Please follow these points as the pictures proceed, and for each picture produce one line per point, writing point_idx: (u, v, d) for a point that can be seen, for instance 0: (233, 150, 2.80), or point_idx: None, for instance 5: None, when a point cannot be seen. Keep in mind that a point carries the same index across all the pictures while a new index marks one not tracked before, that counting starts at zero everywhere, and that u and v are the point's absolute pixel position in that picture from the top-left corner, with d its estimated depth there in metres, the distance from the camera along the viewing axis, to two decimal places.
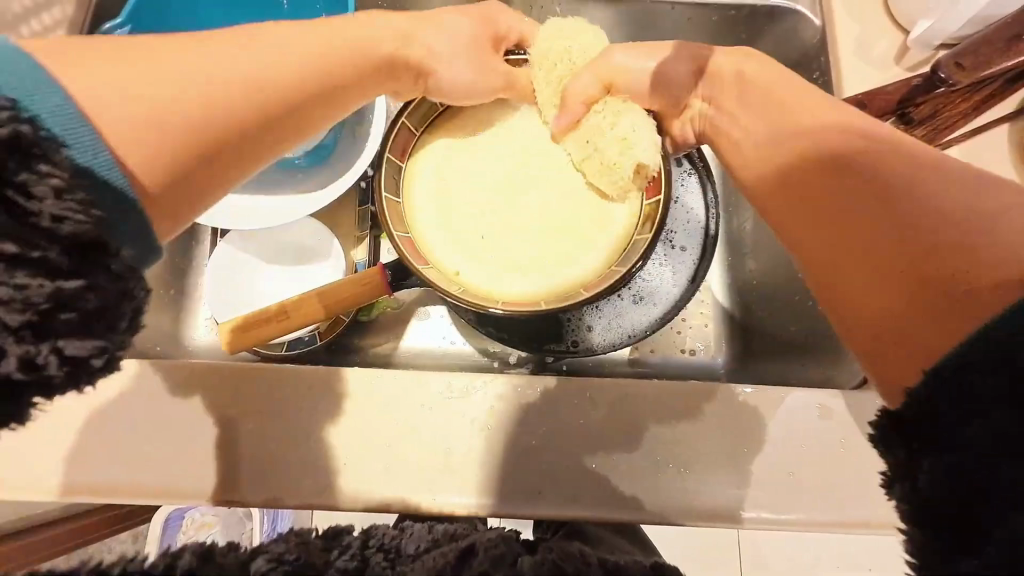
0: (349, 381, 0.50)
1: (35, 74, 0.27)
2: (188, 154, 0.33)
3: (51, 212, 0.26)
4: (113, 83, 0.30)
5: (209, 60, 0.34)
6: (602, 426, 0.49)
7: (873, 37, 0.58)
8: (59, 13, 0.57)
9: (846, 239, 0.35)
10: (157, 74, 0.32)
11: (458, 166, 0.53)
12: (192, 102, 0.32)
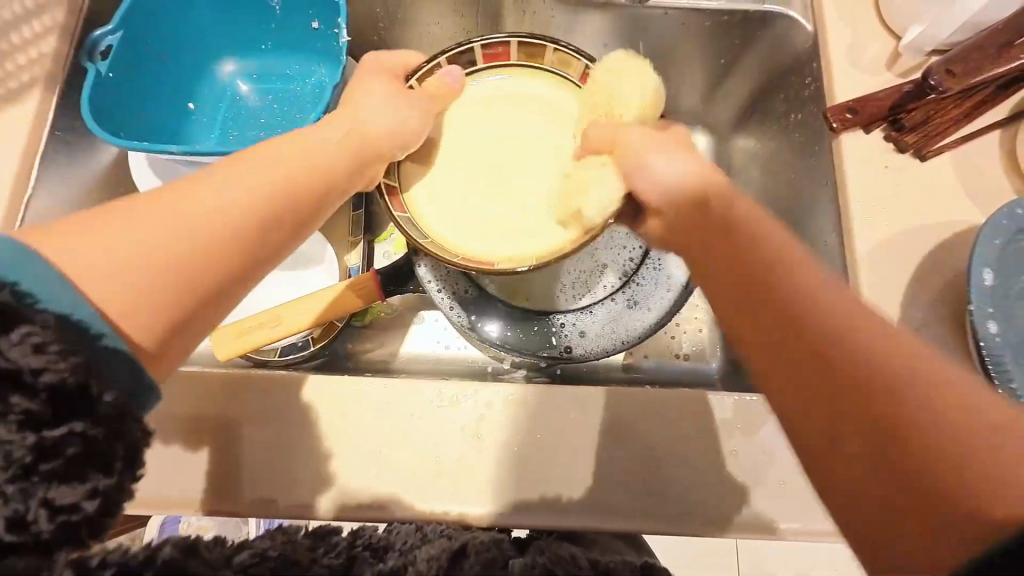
0: (338, 390, 0.49)
1: (23, 253, 0.29)
2: (177, 298, 0.33)
3: (29, 365, 0.26)
4: (102, 249, 0.31)
5: (191, 208, 0.34)
6: (593, 434, 0.49)
7: (866, 42, 0.58)
8: (51, 19, 0.57)
9: (819, 393, 0.31)
10: (143, 230, 0.32)
11: (466, 122, 0.51)
12: (175, 253, 0.33)
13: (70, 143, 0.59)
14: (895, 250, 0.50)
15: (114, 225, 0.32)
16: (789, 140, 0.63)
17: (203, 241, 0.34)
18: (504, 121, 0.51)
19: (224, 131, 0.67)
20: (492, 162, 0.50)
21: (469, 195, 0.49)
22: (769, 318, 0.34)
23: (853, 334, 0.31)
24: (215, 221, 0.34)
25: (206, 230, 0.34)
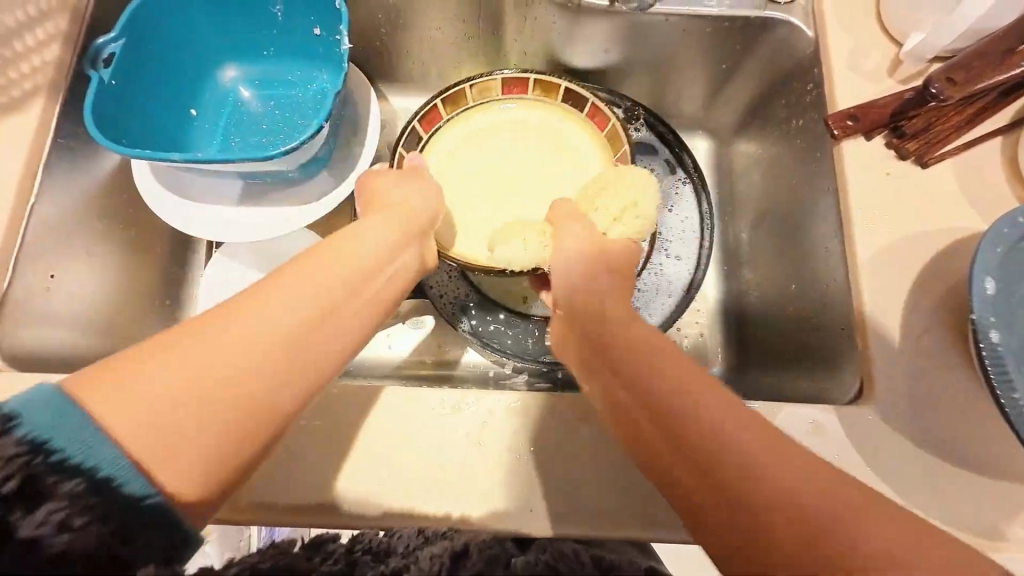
0: (343, 401, 0.50)
1: (64, 413, 0.27)
2: (234, 441, 0.29)
3: (56, 539, 0.25)
4: (161, 393, 0.28)
5: (254, 326, 0.30)
6: (594, 441, 0.49)
7: (868, 48, 0.58)
8: (53, 27, 0.57)
9: (674, 458, 0.31)
10: (202, 363, 0.29)
11: (468, 142, 0.60)
12: (234, 389, 0.29)
13: (73, 150, 0.59)
14: (896, 258, 0.50)
15: (186, 352, 0.29)
16: (791, 146, 0.63)
17: (271, 365, 0.30)
18: (501, 145, 0.60)
19: (227, 137, 0.68)
20: (491, 181, 0.58)
21: (489, 211, 0.57)
22: (657, 425, 0.32)
23: (690, 399, 0.32)
24: (272, 340, 0.31)
25: (262, 360, 0.30)
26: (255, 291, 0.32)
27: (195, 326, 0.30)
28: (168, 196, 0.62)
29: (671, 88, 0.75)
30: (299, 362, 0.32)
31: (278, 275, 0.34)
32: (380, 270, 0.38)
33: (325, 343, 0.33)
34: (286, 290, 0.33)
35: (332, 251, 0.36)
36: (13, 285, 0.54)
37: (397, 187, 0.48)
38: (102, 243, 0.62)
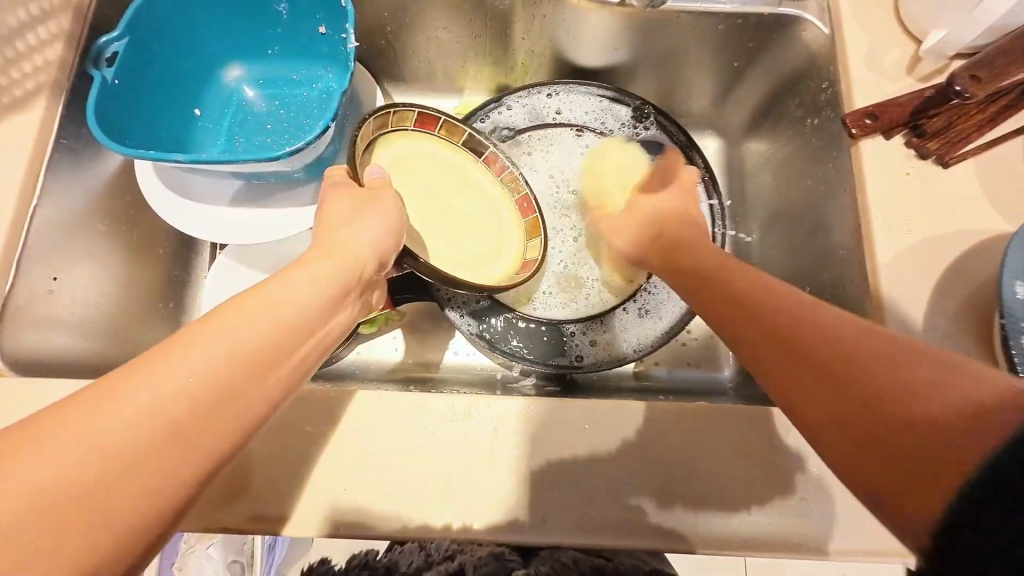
0: (351, 406, 0.48)
1: None
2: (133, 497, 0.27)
3: None
4: (40, 462, 0.26)
5: (164, 372, 0.30)
6: (608, 448, 0.48)
7: (886, 45, 0.57)
8: (55, 27, 0.56)
9: (731, 305, 0.37)
10: (102, 423, 0.27)
11: (407, 167, 0.57)
12: (133, 439, 0.28)
13: (76, 150, 0.58)
14: (917, 260, 0.49)
15: (74, 421, 0.27)
16: (805, 145, 0.62)
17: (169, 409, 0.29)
18: (433, 167, 0.58)
19: (231, 137, 0.67)
20: (443, 205, 0.57)
21: (446, 248, 0.56)
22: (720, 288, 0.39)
23: (744, 270, 0.39)
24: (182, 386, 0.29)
25: (175, 406, 0.29)
26: (155, 359, 0.30)
27: (86, 402, 0.28)
28: (172, 197, 0.61)
29: (681, 87, 0.73)
30: (191, 447, 0.29)
31: (181, 338, 0.31)
32: (309, 331, 0.36)
33: (225, 425, 0.31)
34: (188, 360, 0.30)
35: (263, 297, 0.35)
36: (15, 285, 0.53)
37: (346, 227, 0.44)
38: (105, 244, 0.61)
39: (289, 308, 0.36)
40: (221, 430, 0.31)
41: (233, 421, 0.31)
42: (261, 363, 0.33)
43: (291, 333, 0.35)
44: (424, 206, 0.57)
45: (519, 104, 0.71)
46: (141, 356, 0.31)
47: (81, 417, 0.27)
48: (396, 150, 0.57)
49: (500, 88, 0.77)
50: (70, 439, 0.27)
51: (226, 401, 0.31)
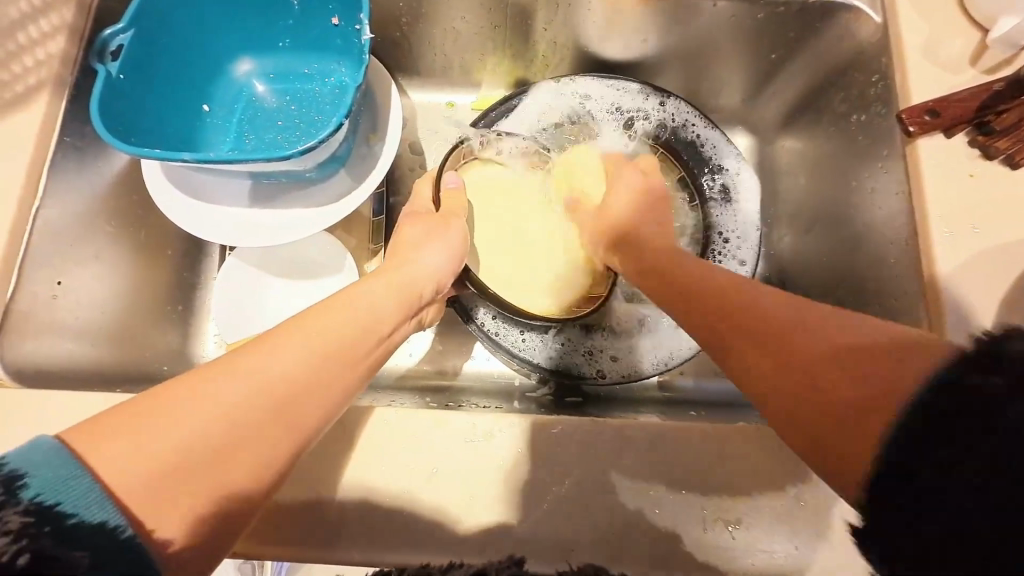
0: (367, 424, 0.46)
1: (68, 472, 0.27)
2: (205, 479, 0.30)
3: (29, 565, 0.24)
4: (132, 440, 0.29)
5: (241, 372, 0.33)
6: (636, 471, 0.44)
7: (946, 34, 0.52)
8: (57, 19, 0.54)
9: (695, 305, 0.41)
10: (173, 416, 0.30)
11: (488, 191, 0.62)
12: (204, 430, 0.31)
13: (81, 149, 0.55)
14: (982, 271, 0.44)
15: (157, 412, 0.31)
16: (849, 143, 0.58)
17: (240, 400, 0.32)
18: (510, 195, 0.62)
19: (240, 135, 0.64)
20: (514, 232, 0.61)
21: (512, 274, 0.60)
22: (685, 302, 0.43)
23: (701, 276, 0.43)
24: (255, 384, 0.33)
25: (244, 402, 0.32)
26: (223, 367, 0.33)
27: (156, 403, 0.31)
28: (179, 198, 0.59)
29: (711, 81, 0.69)
30: (235, 462, 0.31)
31: (243, 353, 0.35)
32: (356, 353, 0.39)
33: (270, 444, 0.33)
34: (255, 370, 0.34)
35: (328, 311, 0.40)
36: (18, 292, 0.51)
37: (416, 250, 0.51)
38: (110, 247, 0.58)
39: (340, 333, 0.38)
40: (267, 446, 0.33)
41: (275, 439, 0.33)
42: (310, 386, 0.35)
43: (339, 355, 0.38)
44: (491, 228, 0.61)
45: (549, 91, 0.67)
46: (215, 362, 0.34)
47: (153, 417, 0.30)
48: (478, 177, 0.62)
49: (518, 82, 0.74)
50: (147, 432, 0.30)
51: (296, 402, 0.34)
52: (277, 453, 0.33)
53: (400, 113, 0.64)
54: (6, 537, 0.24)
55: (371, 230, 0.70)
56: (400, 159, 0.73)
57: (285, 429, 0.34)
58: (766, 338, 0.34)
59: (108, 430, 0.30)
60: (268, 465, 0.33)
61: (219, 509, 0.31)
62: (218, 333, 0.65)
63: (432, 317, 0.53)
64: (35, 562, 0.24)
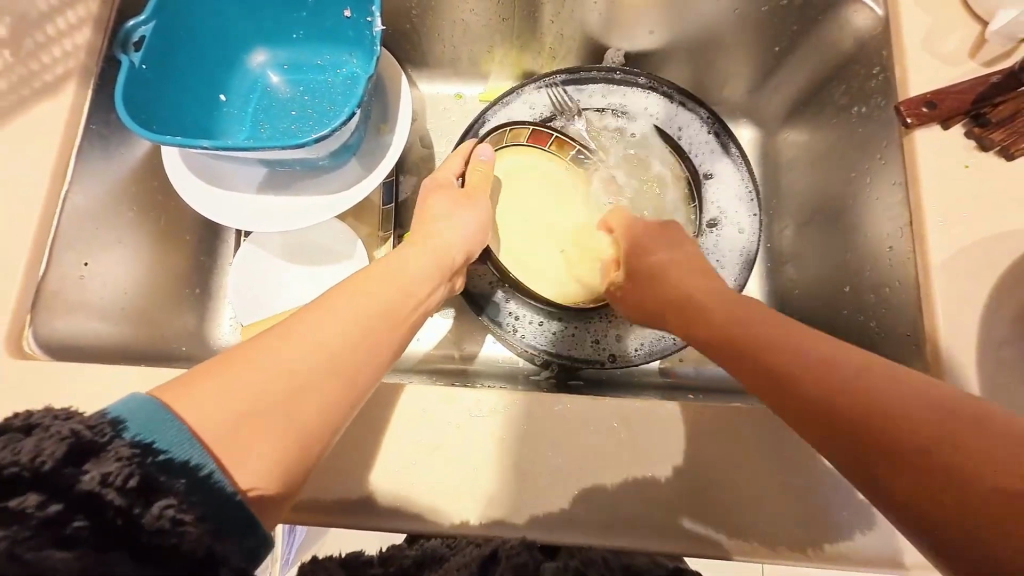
0: (376, 401, 0.48)
1: (157, 417, 0.30)
2: (276, 447, 0.33)
3: (127, 483, 0.27)
4: (195, 406, 0.31)
5: (289, 343, 0.35)
6: (635, 454, 0.46)
7: (947, 27, 0.52)
8: (84, 11, 0.56)
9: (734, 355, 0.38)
10: (222, 386, 0.32)
11: (519, 183, 0.63)
12: (260, 400, 0.33)
13: (105, 136, 0.58)
14: (973, 260, 0.46)
15: (210, 381, 0.33)
16: (849, 135, 0.59)
17: (293, 370, 0.34)
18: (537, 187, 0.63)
19: (256, 124, 0.66)
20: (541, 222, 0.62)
21: (537, 262, 0.62)
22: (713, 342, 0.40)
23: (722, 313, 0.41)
24: (309, 357, 0.35)
25: (299, 374, 0.34)
26: (286, 331, 0.36)
27: (222, 366, 0.34)
28: (202, 187, 0.61)
29: (715, 73, 0.70)
30: (287, 422, 0.33)
31: (301, 317, 0.38)
32: (392, 325, 0.41)
33: (315, 406, 0.35)
34: (308, 331, 0.36)
35: (365, 287, 0.42)
36: (52, 269, 0.53)
37: (441, 220, 0.54)
38: (132, 232, 0.61)
39: (375, 306, 0.41)
40: (318, 408, 0.35)
41: (329, 392, 0.35)
42: (359, 353, 0.38)
43: (378, 326, 0.40)
44: (516, 219, 0.62)
45: (537, 95, 0.68)
46: (254, 340, 0.36)
47: (220, 375, 0.33)
48: (501, 166, 0.63)
49: (525, 74, 0.75)
50: (215, 388, 0.32)
51: (348, 369, 0.37)
52: (330, 422, 0.35)
53: (409, 104, 0.66)
54: (116, 464, 0.28)
55: (380, 218, 0.71)
56: (409, 151, 0.75)
57: (342, 393, 0.36)
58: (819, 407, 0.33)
59: (200, 377, 0.33)
60: (327, 429, 0.35)
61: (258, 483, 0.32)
62: (234, 317, 0.67)
63: (460, 288, 0.56)
64: (138, 486, 0.28)
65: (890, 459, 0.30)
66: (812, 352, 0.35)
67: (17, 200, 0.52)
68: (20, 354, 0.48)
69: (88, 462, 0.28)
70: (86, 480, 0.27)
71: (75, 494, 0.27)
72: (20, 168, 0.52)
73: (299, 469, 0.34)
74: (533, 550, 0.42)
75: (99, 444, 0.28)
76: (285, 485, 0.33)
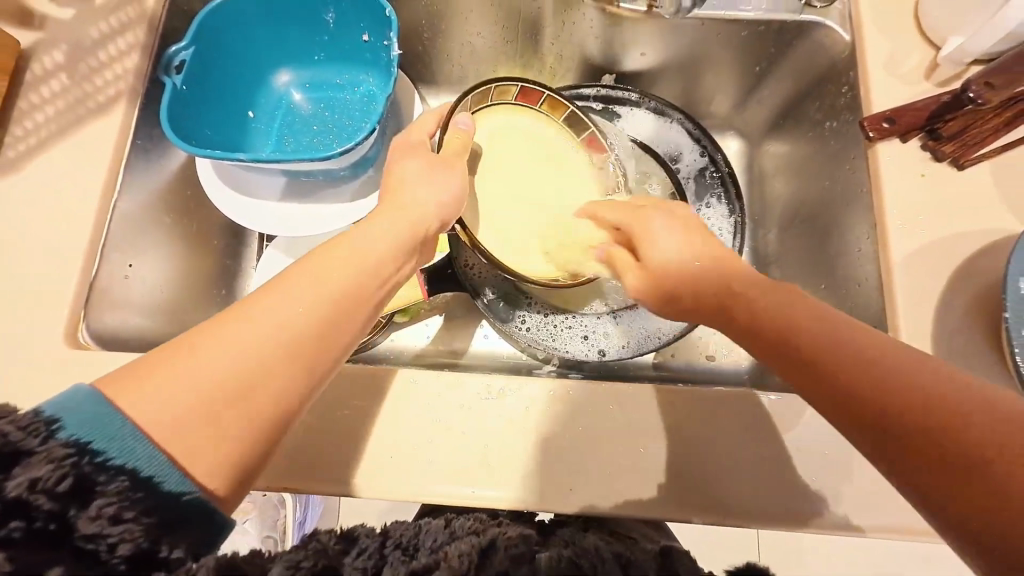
0: (398, 387, 0.53)
1: (99, 414, 0.31)
2: (242, 427, 0.34)
3: (61, 487, 0.29)
4: (153, 391, 0.33)
5: (249, 323, 0.36)
6: (629, 432, 0.51)
7: (904, 52, 0.59)
8: (132, 38, 0.62)
9: (764, 341, 0.37)
10: (178, 371, 0.33)
11: (502, 145, 0.61)
12: (216, 381, 0.34)
13: (148, 150, 0.64)
14: (931, 258, 0.51)
15: (172, 362, 0.34)
16: (823, 146, 0.65)
17: (249, 354, 0.35)
18: (519, 152, 0.61)
19: (281, 138, 0.73)
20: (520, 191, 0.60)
21: (510, 232, 0.59)
22: (739, 328, 0.39)
23: (747, 294, 0.39)
24: (268, 339, 0.36)
25: (256, 353, 0.35)
26: (238, 315, 0.36)
27: (184, 345, 0.35)
28: (229, 193, 0.67)
29: (703, 89, 0.76)
30: (245, 410, 0.34)
31: (260, 296, 0.38)
32: (355, 302, 0.41)
33: (273, 390, 0.35)
34: (260, 319, 0.36)
35: (328, 259, 0.41)
36: (103, 270, 0.58)
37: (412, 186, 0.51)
38: (168, 237, 0.67)
39: (340, 279, 0.40)
40: (282, 387, 0.36)
41: (289, 374, 0.36)
42: (324, 330, 0.38)
43: (345, 302, 0.40)
44: (491, 183, 0.59)
45: None
46: (219, 317, 0.37)
47: (182, 356, 0.34)
48: (488, 126, 0.60)
49: None
50: (178, 369, 0.33)
51: (310, 348, 0.37)
52: (294, 398, 0.36)
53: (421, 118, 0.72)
54: (47, 468, 0.29)
55: None
56: None
57: (301, 373, 0.37)
58: (859, 397, 0.32)
59: (161, 359, 0.34)
60: (292, 403, 0.36)
61: (226, 462, 0.34)
62: None
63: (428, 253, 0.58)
64: (72, 490, 0.29)
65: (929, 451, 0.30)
66: (847, 332, 0.35)
67: (75, 207, 0.57)
68: (76, 345, 0.54)
69: (18, 467, 0.29)
70: (13, 486, 0.28)
71: (3, 501, 0.28)
72: (76, 179, 0.58)
73: (264, 445, 0.35)
74: (528, 543, 0.41)
75: (29, 447, 0.29)
76: (246, 470, 0.35)
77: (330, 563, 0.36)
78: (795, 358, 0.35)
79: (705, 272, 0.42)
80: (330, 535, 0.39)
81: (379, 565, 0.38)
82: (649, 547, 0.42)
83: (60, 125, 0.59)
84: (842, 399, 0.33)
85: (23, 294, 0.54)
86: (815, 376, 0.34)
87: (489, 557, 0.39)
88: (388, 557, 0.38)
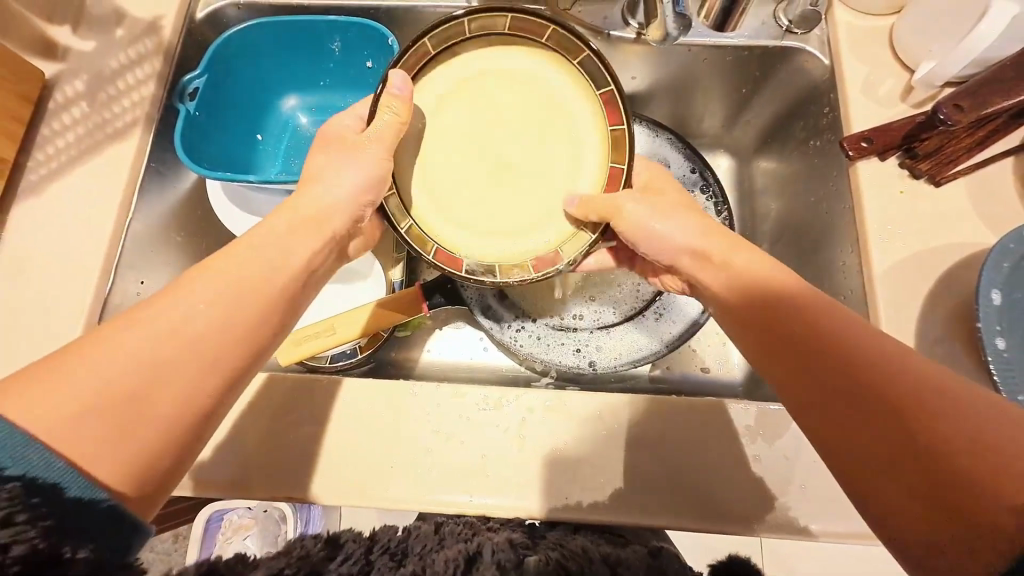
0: (398, 399, 0.55)
1: None
2: (137, 436, 0.34)
3: None
4: (36, 405, 0.32)
5: (142, 333, 0.36)
6: (625, 442, 0.53)
7: (880, 76, 0.62)
8: (149, 68, 0.66)
9: (775, 333, 0.41)
10: (63, 384, 0.33)
11: (476, 94, 0.51)
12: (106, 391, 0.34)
13: (162, 173, 0.67)
14: (911, 270, 0.53)
15: (55, 375, 0.33)
16: (809, 164, 0.67)
17: (144, 360, 0.35)
18: (495, 104, 0.52)
19: (287, 160, 0.76)
20: (483, 154, 0.51)
21: (457, 204, 0.51)
22: (760, 320, 0.43)
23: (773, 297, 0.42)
24: (164, 347, 0.36)
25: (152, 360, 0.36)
26: (128, 324, 0.36)
27: (67, 359, 0.34)
28: (237, 212, 0.69)
29: (694, 110, 0.79)
30: (141, 417, 0.35)
31: (154, 304, 0.38)
32: (257, 307, 0.41)
33: (171, 395, 0.36)
34: (155, 327, 0.37)
35: (227, 263, 0.41)
36: (116, 287, 0.61)
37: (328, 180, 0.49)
38: (179, 254, 0.69)
39: (242, 287, 0.40)
40: (181, 394, 0.36)
41: (189, 381, 0.37)
42: (224, 334, 0.39)
43: (247, 307, 0.40)
44: (450, 139, 0.51)
45: None
46: (101, 330, 0.36)
47: (69, 369, 0.34)
48: (459, 68, 0.51)
49: None
50: (67, 382, 0.33)
51: (209, 354, 0.38)
52: (195, 403, 0.37)
53: None
54: None
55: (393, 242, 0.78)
56: None
57: (203, 378, 0.37)
58: (857, 394, 0.35)
59: (40, 377, 0.33)
60: (192, 409, 0.37)
61: (120, 475, 0.33)
62: None
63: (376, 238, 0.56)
64: None
65: (910, 445, 0.32)
66: (859, 336, 0.37)
67: (90, 227, 0.60)
68: None
69: None
70: None
71: None
72: (93, 201, 0.61)
73: (168, 454, 0.36)
74: (516, 548, 0.43)
75: None
76: (147, 481, 0.35)
77: (315, 568, 0.37)
78: (800, 352, 0.39)
79: (738, 277, 0.45)
80: (314, 541, 0.40)
81: (366, 569, 0.39)
82: (644, 550, 0.42)
83: (79, 149, 0.62)
84: (840, 390, 0.36)
85: (41, 310, 0.57)
86: (826, 371, 0.37)
87: (477, 564, 0.40)
88: (375, 562, 0.40)
